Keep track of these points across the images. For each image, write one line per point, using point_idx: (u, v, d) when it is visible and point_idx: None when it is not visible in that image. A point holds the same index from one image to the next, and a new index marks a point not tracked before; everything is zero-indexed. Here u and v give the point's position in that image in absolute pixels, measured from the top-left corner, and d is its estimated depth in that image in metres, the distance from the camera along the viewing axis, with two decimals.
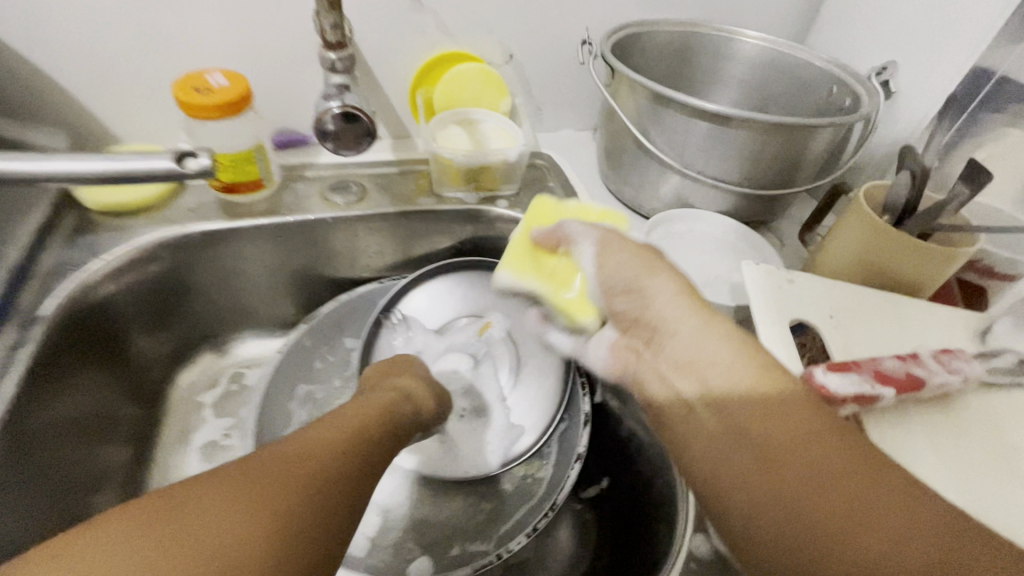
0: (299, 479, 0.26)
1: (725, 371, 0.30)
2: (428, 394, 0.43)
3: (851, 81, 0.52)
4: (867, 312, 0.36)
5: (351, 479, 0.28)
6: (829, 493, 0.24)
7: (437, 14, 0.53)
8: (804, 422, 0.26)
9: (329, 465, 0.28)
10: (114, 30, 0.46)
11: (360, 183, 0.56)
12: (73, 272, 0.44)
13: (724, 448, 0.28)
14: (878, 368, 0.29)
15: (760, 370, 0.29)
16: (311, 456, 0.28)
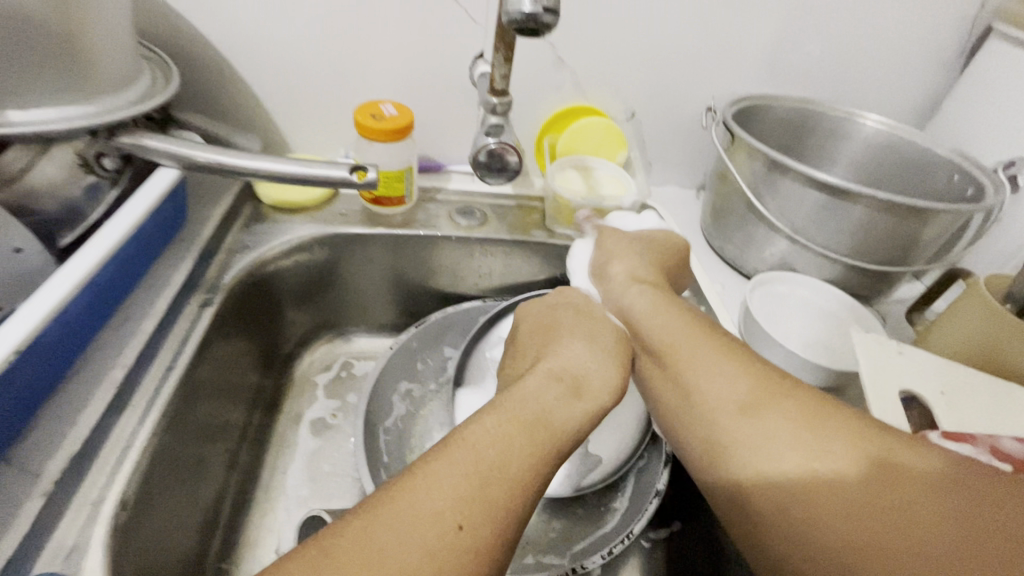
0: (486, 484, 0.27)
1: (725, 402, 0.34)
2: (606, 369, 0.38)
3: (974, 172, 0.53)
4: (981, 394, 0.37)
5: (541, 469, 0.30)
6: (862, 514, 0.27)
7: (575, 72, 0.60)
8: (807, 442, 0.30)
9: (513, 464, 0.29)
10: (314, 63, 0.56)
11: (482, 210, 0.63)
12: (250, 250, 0.53)
13: (716, 423, 0.34)
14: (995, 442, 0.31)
15: (747, 382, 0.34)
16: (495, 456, 0.29)
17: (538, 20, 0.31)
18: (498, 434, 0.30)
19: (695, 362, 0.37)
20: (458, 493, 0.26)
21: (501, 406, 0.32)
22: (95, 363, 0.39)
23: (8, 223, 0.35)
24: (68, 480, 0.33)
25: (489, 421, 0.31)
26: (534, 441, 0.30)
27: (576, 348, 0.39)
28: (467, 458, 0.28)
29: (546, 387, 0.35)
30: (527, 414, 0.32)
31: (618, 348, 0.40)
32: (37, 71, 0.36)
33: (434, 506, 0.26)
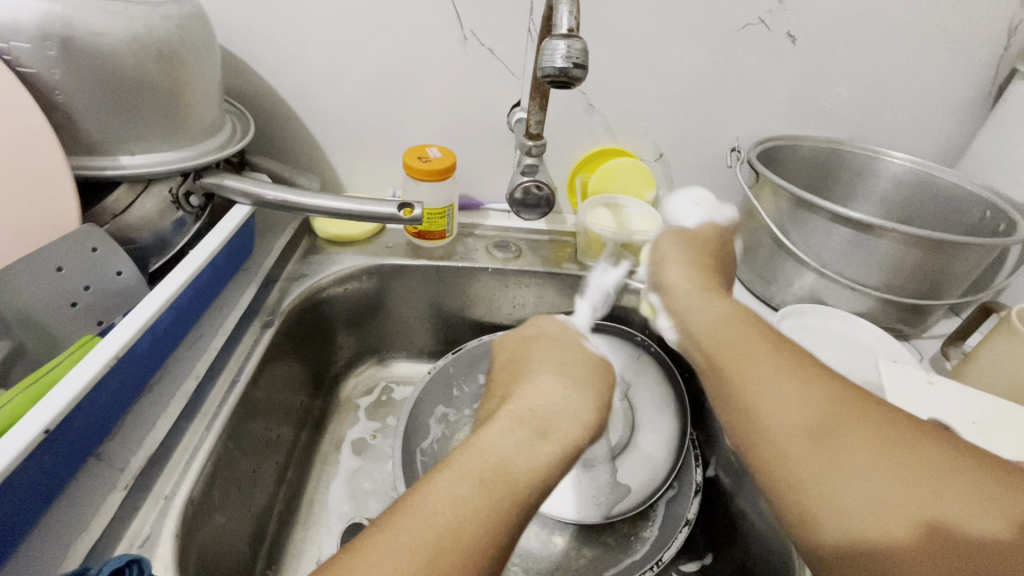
0: (431, 557, 0.25)
1: (748, 355, 0.34)
2: (569, 407, 0.35)
3: (1005, 207, 0.54)
4: (1008, 424, 0.38)
5: (497, 524, 0.28)
6: (797, 455, 0.29)
7: (605, 117, 0.64)
8: (793, 391, 0.31)
9: (464, 531, 0.27)
10: (369, 113, 0.62)
11: (517, 244, 0.67)
12: (306, 278, 0.58)
13: (743, 387, 0.33)
14: None
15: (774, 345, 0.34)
16: (444, 523, 0.27)
17: (568, 74, 0.35)
18: (449, 496, 0.28)
19: (770, 382, 0.32)
20: (398, 567, 0.25)
21: (458, 462, 0.30)
22: (171, 375, 0.44)
23: (113, 252, 0.41)
24: (145, 477, 0.37)
25: (439, 481, 0.29)
26: (490, 501, 0.28)
27: (541, 386, 0.37)
28: (410, 528, 0.26)
29: (515, 434, 0.32)
30: (487, 466, 0.30)
31: (596, 380, 0.38)
32: (145, 123, 0.43)
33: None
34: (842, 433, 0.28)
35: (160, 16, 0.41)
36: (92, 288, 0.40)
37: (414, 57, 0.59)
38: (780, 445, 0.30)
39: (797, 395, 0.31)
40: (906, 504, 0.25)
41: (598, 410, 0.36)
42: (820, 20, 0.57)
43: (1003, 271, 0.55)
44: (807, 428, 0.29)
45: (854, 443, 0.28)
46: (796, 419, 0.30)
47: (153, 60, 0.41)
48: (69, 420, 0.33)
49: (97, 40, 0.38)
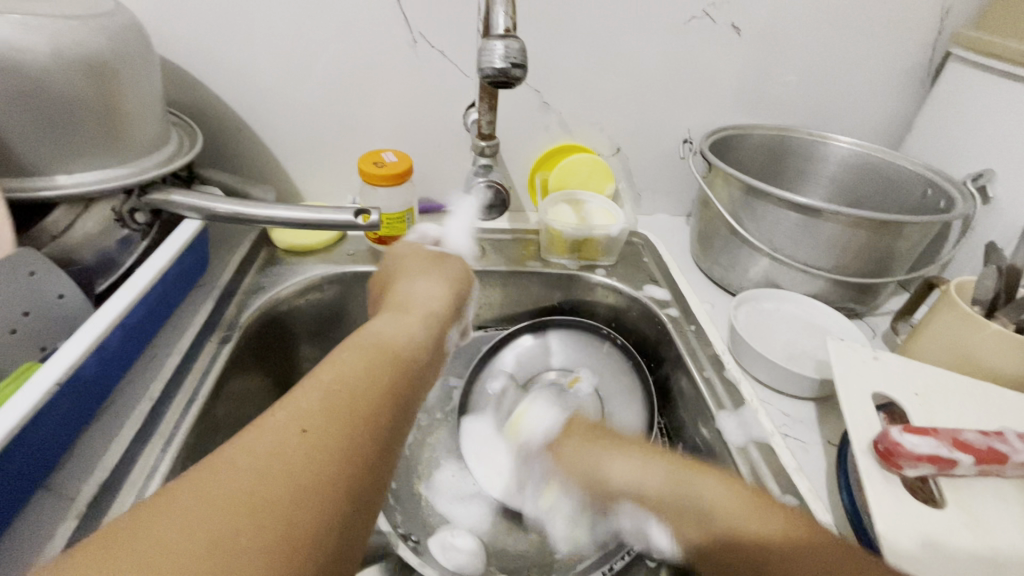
0: (331, 399, 0.28)
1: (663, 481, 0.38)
2: (441, 303, 0.42)
3: (944, 185, 0.56)
4: (950, 393, 0.40)
5: (391, 388, 0.31)
6: (778, 553, 0.32)
7: (561, 114, 0.65)
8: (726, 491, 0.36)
9: (354, 386, 0.30)
10: (323, 119, 0.62)
11: (481, 244, 0.67)
12: (265, 290, 0.56)
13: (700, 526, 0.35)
14: (954, 433, 0.34)
15: (649, 452, 0.40)
16: (344, 385, 0.29)
17: (508, 74, 0.35)
18: (339, 363, 0.31)
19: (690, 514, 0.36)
20: (309, 408, 0.27)
21: (350, 343, 0.34)
22: (125, 398, 0.43)
23: (50, 273, 0.39)
24: (98, 506, 0.36)
25: (330, 360, 0.31)
26: (382, 367, 0.32)
27: (422, 285, 0.44)
28: (317, 383, 0.29)
29: (402, 325, 0.37)
30: (376, 347, 0.34)
31: (457, 284, 0.46)
32: (80, 142, 0.41)
33: (281, 424, 0.26)
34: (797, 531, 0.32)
35: (89, 29, 0.40)
36: (33, 313, 0.38)
37: (365, 62, 0.58)
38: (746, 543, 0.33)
39: (710, 499, 0.36)
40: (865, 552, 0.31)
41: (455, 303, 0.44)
42: (761, 12, 0.59)
43: (945, 246, 0.57)
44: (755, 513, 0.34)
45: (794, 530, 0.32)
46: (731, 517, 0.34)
47: (86, 77, 0.40)
48: (9, 453, 0.32)
49: (23, 56, 0.37)
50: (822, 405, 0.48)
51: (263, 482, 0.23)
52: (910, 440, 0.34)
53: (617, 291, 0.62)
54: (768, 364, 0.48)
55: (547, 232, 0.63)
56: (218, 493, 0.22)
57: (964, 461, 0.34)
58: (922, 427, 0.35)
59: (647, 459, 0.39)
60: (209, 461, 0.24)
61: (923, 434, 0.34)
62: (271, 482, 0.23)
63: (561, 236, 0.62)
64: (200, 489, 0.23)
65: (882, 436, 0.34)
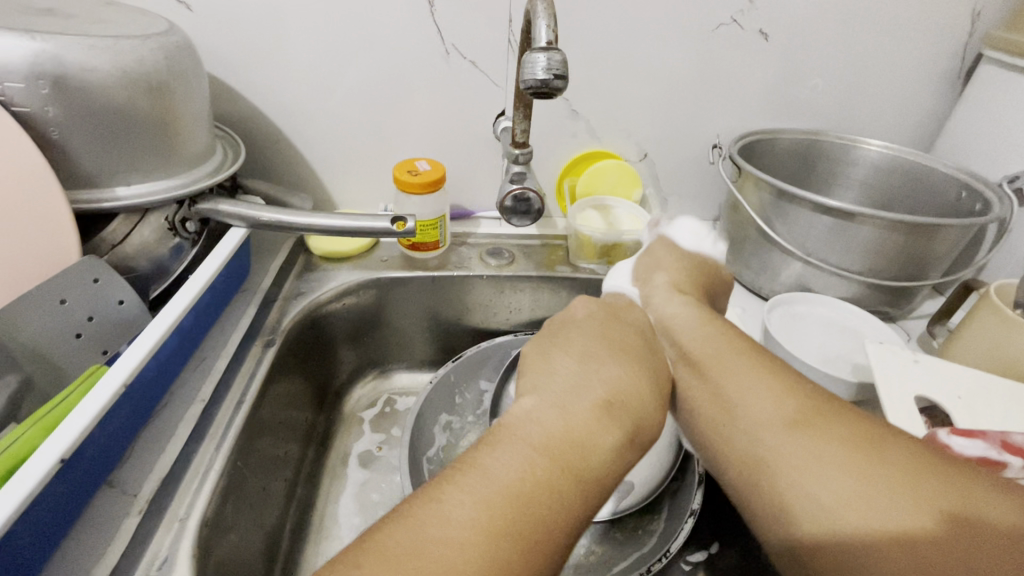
0: (501, 524, 0.26)
1: (750, 388, 0.36)
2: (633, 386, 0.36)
3: (979, 187, 0.56)
4: (994, 395, 0.40)
5: (561, 509, 0.28)
6: (839, 476, 0.30)
7: (589, 121, 0.66)
8: (816, 409, 0.33)
9: (527, 506, 0.27)
10: (358, 129, 0.64)
11: (510, 250, 0.68)
12: (304, 295, 0.58)
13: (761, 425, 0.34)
14: (1002, 435, 0.34)
15: (753, 356, 0.38)
16: (513, 499, 0.27)
17: (549, 85, 0.36)
18: (519, 460, 0.29)
19: (763, 395, 0.35)
20: (477, 532, 0.25)
21: (535, 435, 0.30)
22: (178, 399, 0.45)
23: (114, 281, 0.41)
24: (159, 501, 0.37)
25: (496, 462, 0.29)
26: (559, 479, 0.28)
27: (599, 359, 0.38)
28: (479, 486, 0.27)
29: (595, 415, 0.32)
30: (553, 444, 0.30)
31: (660, 376, 0.39)
32: (137, 155, 0.44)
33: (464, 528, 0.25)
34: (886, 465, 0.29)
35: (149, 48, 0.43)
36: (96, 318, 0.40)
37: (400, 74, 0.60)
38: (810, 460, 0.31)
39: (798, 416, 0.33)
40: (976, 506, 0.27)
41: (656, 404, 0.36)
42: (790, 18, 0.59)
43: (981, 248, 0.57)
44: (863, 462, 0.29)
45: (894, 468, 0.29)
46: (808, 434, 0.32)
47: (144, 93, 0.42)
48: (81, 450, 0.34)
49: (91, 75, 0.39)
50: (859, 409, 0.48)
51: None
52: (957, 442, 0.34)
53: None
54: (804, 367, 0.48)
55: (578, 237, 0.64)
56: None
57: (1014, 464, 0.33)
58: (969, 429, 0.35)
59: (776, 386, 0.35)
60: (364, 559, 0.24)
61: (970, 435, 0.34)
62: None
63: (592, 242, 0.63)
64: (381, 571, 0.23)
65: (928, 438, 0.35)
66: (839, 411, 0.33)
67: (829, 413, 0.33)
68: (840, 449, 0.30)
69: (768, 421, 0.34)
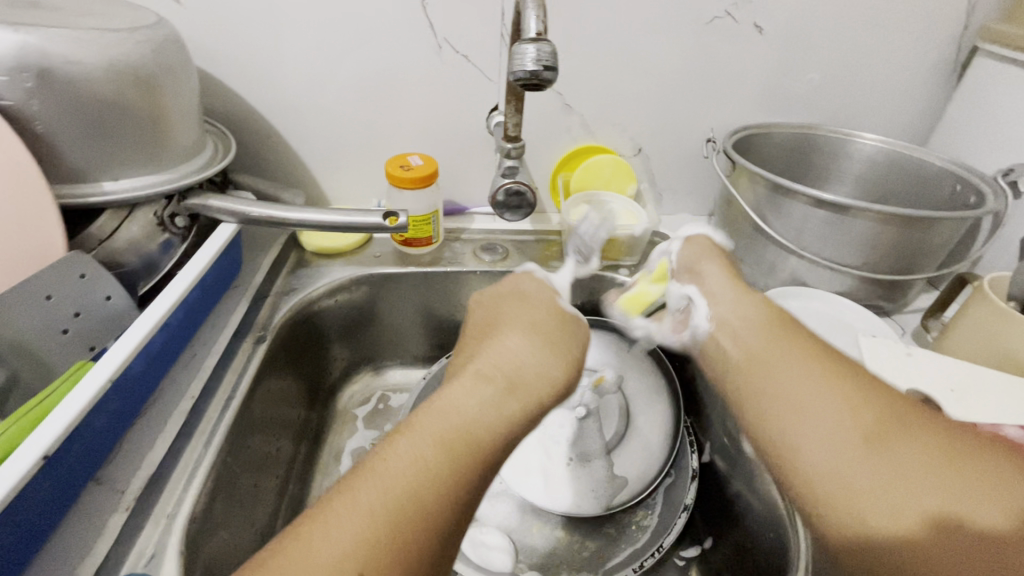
0: (392, 516, 0.26)
1: (783, 367, 0.34)
2: (532, 352, 0.35)
3: (975, 180, 0.56)
4: (987, 389, 0.40)
5: (451, 485, 0.28)
6: (843, 467, 0.29)
7: (583, 116, 0.65)
8: (838, 394, 0.31)
9: (413, 496, 0.27)
10: (350, 124, 0.63)
11: (504, 246, 0.68)
12: (296, 291, 0.58)
13: (782, 407, 0.33)
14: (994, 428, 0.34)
15: (776, 336, 0.36)
16: (401, 489, 0.27)
17: (539, 77, 0.36)
18: (413, 449, 0.29)
19: (819, 390, 0.32)
20: (361, 528, 0.26)
21: (416, 425, 0.30)
22: (167, 396, 0.44)
23: (100, 276, 0.41)
24: (146, 498, 0.37)
25: (384, 455, 0.29)
26: (448, 461, 0.29)
27: (506, 332, 0.37)
28: (365, 484, 0.27)
29: (471, 391, 0.32)
30: (445, 429, 0.30)
31: (562, 341, 0.37)
32: (124, 150, 0.43)
33: (345, 524, 0.26)
34: (888, 455, 0.28)
35: (135, 41, 0.42)
36: (83, 314, 0.40)
37: (391, 68, 0.59)
38: (817, 447, 0.30)
39: (821, 396, 0.32)
40: (971, 507, 0.25)
41: (558, 365, 0.35)
42: (784, 11, 0.59)
43: (977, 242, 0.57)
44: (874, 448, 0.29)
45: (902, 458, 0.28)
46: (814, 420, 0.31)
47: (131, 87, 0.42)
48: (67, 447, 0.34)
49: (76, 69, 0.39)
50: None
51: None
52: None
53: None
54: None
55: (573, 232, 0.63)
56: None
57: None
58: None
59: (809, 364, 0.33)
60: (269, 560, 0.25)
61: None
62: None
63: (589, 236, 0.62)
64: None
65: None
66: (872, 394, 0.31)
67: (850, 391, 0.31)
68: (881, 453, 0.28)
69: (789, 403, 0.33)
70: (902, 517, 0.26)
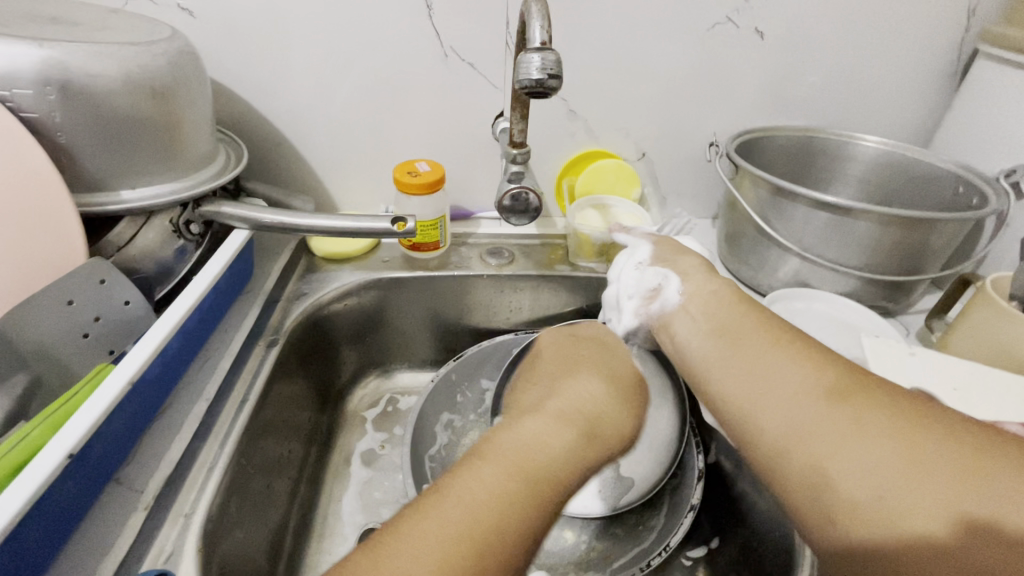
0: (476, 533, 0.26)
1: (776, 380, 0.35)
2: (603, 409, 0.38)
3: (977, 182, 0.56)
4: (989, 388, 0.40)
5: (528, 513, 0.29)
6: (839, 471, 0.30)
7: (587, 121, 0.66)
8: (831, 407, 0.32)
9: (496, 517, 0.27)
10: (359, 131, 0.64)
11: (510, 250, 0.69)
12: (307, 296, 0.59)
13: (770, 416, 0.35)
14: (994, 426, 0.34)
15: (781, 339, 0.38)
16: (487, 510, 0.27)
17: (544, 85, 0.37)
18: (498, 477, 0.29)
19: (781, 358, 0.36)
20: (445, 546, 0.25)
21: (499, 448, 0.31)
22: (182, 399, 0.45)
23: (120, 282, 0.42)
24: (164, 497, 0.38)
25: (463, 478, 0.29)
26: (530, 491, 0.29)
27: (577, 383, 0.39)
28: (445, 502, 0.27)
29: (556, 430, 0.33)
30: (524, 461, 0.31)
31: (625, 395, 0.41)
32: (142, 159, 0.45)
33: (425, 544, 0.25)
34: (876, 444, 0.29)
35: (152, 55, 0.44)
36: (102, 319, 0.41)
37: (399, 76, 0.61)
38: (820, 456, 0.31)
39: (807, 408, 0.33)
40: (996, 507, 0.25)
41: (627, 424, 0.38)
42: (785, 16, 0.59)
43: (980, 243, 0.57)
44: (860, 436, 0.30)
45: (900, 463, 0.28)
46: (807, 425, 0.32)
47: (148, 98, 0.43)
48: (89, 447, 0.35)
49: (96, 82, 0.40)
50: None
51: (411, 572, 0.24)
52: None
53: None
54: None
55: (579, 238, 0.64)
56: None
57: None
58: None
59: (807, 367, 0.35)
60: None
61: None
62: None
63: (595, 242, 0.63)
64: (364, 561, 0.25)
65: None
66: (874, 393, 0.32)
67: (837, 398, 0.32)
68: (847, 430, 0.31)
69: (788, 413, 0.34)
70: (915, 518, 0.27)
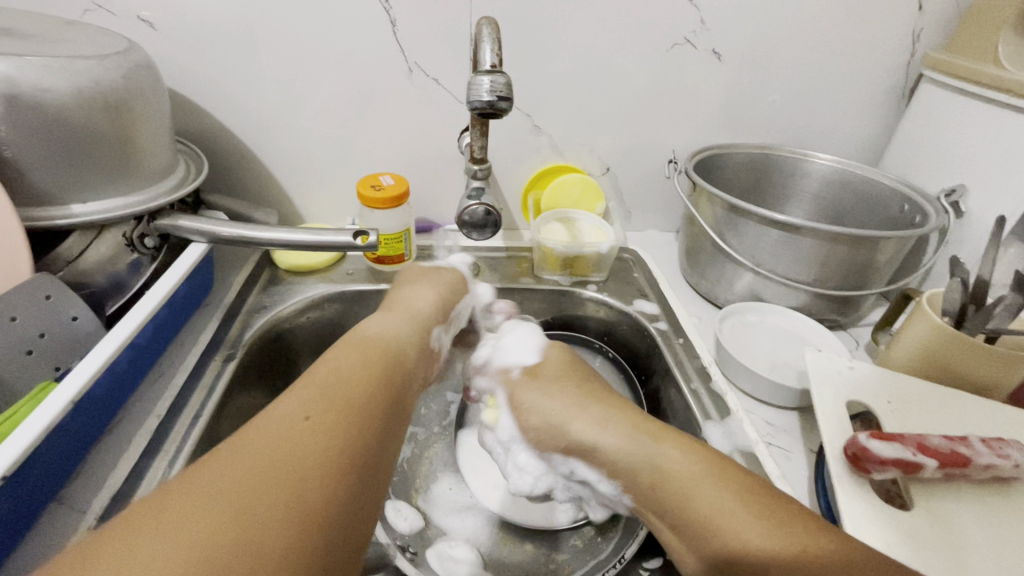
0: (326, 406, 0.31)
1: (681, 477, 0.36)
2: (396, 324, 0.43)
3: (920, 200, 0.58)
4: (921, 400, 0.42)
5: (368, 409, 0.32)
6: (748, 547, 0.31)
7: (551, 136, 0.67)
8: (724, 487, 0.34)
9: (340, 397, 0.32)
10: (324, 144, 0.64)
11: (475, 262, 0.69)
12: (267, 309, 0.58)
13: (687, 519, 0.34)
14: (918, 438, 0.36)
15: (668, 441, 0.39)
16: (331, 400, 0.31)
17: (494, 106, 0.38)
18: (344, 371, 0.34)
19: (713, 492, 0.34)
20: (294, 411, 0.30)
21: (340, 355, 0.36)
22: (132, 416, 0.44)
23: (66, 296, 0.42)
24: (108, 517, 0.37)
25: (324, 372, 0.34)
26: (366, 390, 0.33)
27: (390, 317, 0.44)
28: (304, 393, 0.32)
29: (361, 351, 0.37)
30: (367, 364, 0.36)
31: (419, 322, 0.45)
32: (94, 173, 0.44)
33: (283, 424, 0.29)
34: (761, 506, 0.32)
35: (106, 68, 0.43)
36: (48, 335, 0.41)
37: (364, 90, 0.61)
38: (729, 537, 0.32)
39: (706, 501, 0.34)
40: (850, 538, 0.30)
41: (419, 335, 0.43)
42: (741, 37, 0.61)
43: (925, 258, 0.60)
44: (749, 503, 0.33)
45: (782, 519, 0.31)
46: (713, 511, 0.33)
47: (101, 112, 0.43)
48: (26, 467, 0.34)
49: (44, 95, 0.40)
50: (805, 416, 0.50)
51: (201, 538, 0.23)
52: (875, 446, 0.36)
53: (609, 306, 0.64)
54: (753, 374, 0.50)
55: (542, 252, 0.64)
56: (207, 502, 0.24)
57: (929, 465, 0.35)
58: (890, 433, 0.37)
59: (693, 465, 0.36)
60: (210, 461, 0.26)
61: (889, 439, 0.36)
62: (240, 503, 0.24)
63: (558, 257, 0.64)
64: (154, 517, 0.23)
65: (851, 442, 0.37)
66: (745, 479, 0.35)
67: (725, 474, 0.35)
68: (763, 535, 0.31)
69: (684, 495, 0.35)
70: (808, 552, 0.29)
